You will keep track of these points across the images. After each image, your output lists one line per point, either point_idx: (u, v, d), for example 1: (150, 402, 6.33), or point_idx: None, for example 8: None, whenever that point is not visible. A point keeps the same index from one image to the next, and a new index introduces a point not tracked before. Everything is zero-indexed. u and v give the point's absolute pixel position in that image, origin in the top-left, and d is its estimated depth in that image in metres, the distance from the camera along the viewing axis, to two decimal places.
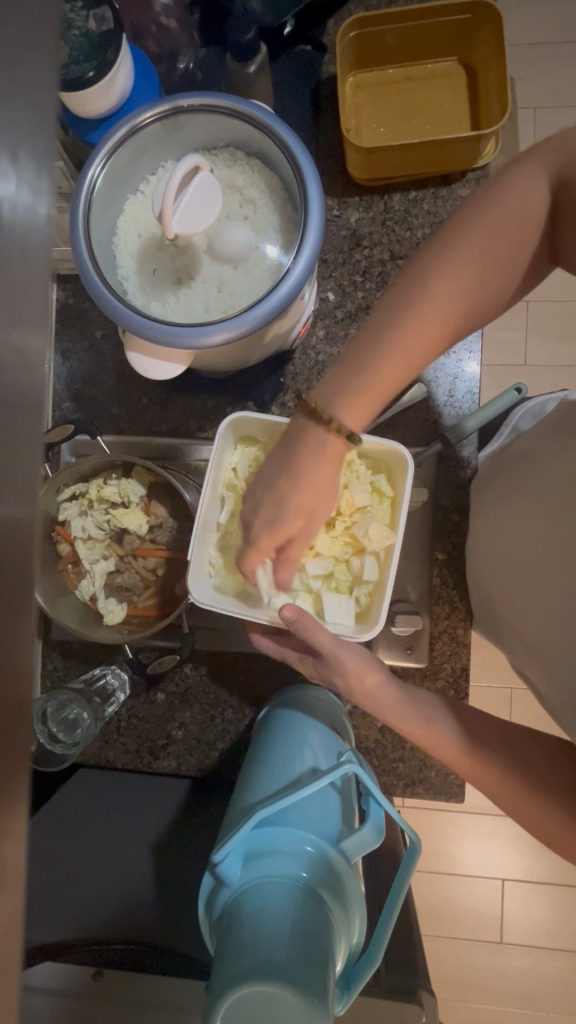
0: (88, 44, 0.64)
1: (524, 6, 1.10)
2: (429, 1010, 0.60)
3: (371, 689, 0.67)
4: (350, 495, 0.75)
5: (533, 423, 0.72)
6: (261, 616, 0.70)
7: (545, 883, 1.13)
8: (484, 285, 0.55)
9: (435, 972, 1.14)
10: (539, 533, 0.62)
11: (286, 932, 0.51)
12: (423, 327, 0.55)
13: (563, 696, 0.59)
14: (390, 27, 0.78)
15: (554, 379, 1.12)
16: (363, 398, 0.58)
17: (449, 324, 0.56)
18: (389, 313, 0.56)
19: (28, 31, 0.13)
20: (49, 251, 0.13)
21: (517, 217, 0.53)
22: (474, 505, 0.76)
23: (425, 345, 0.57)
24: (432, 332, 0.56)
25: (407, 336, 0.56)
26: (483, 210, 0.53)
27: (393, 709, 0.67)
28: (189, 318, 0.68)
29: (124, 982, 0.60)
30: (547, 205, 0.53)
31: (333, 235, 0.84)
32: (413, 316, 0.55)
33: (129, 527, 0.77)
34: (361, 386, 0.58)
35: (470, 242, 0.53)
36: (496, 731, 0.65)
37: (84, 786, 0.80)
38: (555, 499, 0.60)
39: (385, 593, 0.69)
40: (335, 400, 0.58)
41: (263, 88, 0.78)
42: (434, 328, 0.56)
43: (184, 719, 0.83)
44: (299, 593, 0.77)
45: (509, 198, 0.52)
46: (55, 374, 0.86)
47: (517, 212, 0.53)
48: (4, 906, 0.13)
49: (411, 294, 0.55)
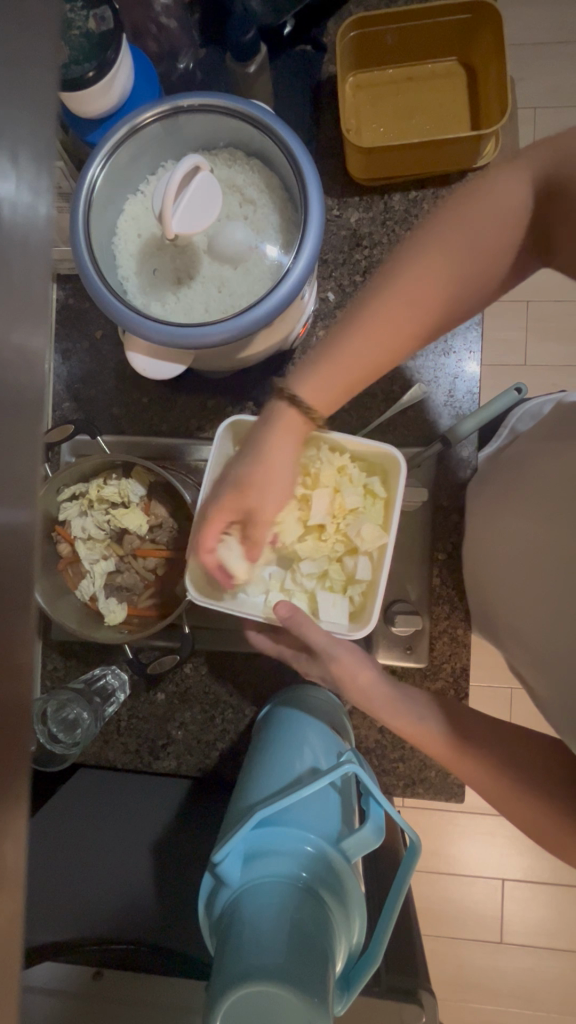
0: (88, 45, 0.63)
1: (524, 7, 1.10)
2: (429, 1010, 0.60)
3: (363, 688, 0.69)
4: (342, 496, 0.75)
5: (530, 425, 0.72)
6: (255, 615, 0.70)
7: (545, 883, 1.13)
8: (460, 277, 0.55)
9: (435, 972, 1.14)
10: (534, 533, 0.62)
11: (284, 930, 0.51)
12: (391, 318, 0.57)
13: (560, 697, 0.59)
14: (390, 27, 0.78)
15: (553, 379, 1.12)
16: (328, 380, 0.60)
17: (422, 316, 0.57)
18: (360, 303, 0.58)
19: (28, 31, 0.13)
20: (49, 251, 0.13)
21: (494, 216, 0.53)
22: (471, 506, 0.76)
23: (394, 337, 0.58)
24: (402, 325, 0.57)
25: (374, 326, 0.57)
26: (461, 208, 0.54)
27: (394, 710, 0.67)
28: (189, 318, 0.68)
29: (125, 982, 0.60)
30: (530, 203, 0.52)
31: (333, 235, 0.84)
32: (381, 308, 0.56)
33: (130, 527, 0.77)
34: (326, 370, 0.60)
35: (443, 238, 0.54)
36: (495, 730, 0.65)
37: (84, 786, 0.80)
38: (551, 499, 0.60)
39: (378, 593, 0.69)
40: (301, 380, 0.61)
41: (263, 88, 0.78)
42: (404, 320, 0.57)
43: (184, 719, 0.83)
44: (294, 593, 0.78)
45: (487, 197, 0.53)
46: (55, 374, 0.86)
47: (495, 211, 0.53)
48: (3, 907, 0.13)
49: (383, 285, 0.56)
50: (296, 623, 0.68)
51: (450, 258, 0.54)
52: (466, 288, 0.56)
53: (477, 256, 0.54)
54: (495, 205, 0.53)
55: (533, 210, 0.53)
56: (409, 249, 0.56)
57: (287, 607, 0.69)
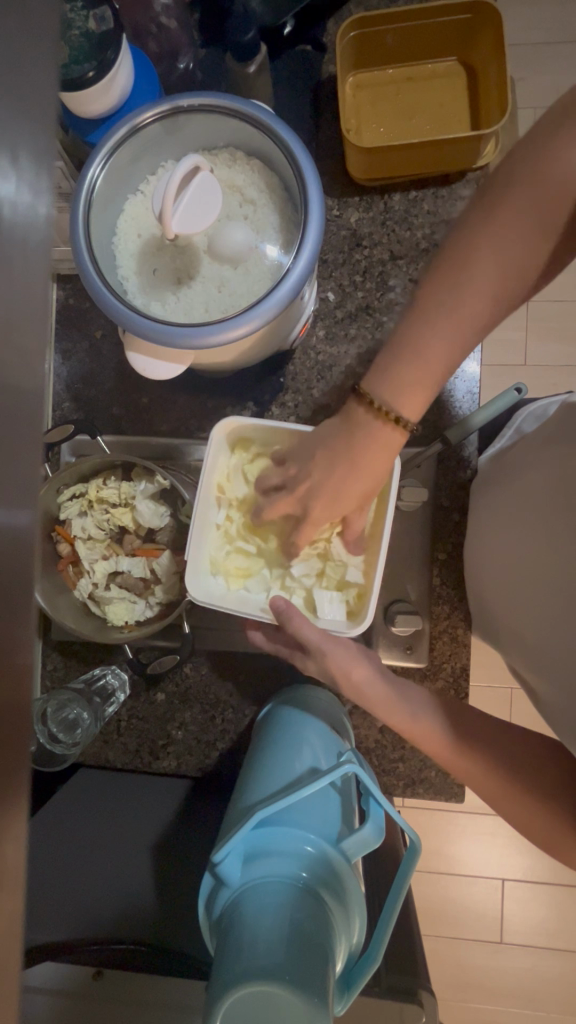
0: (88, 44, 0.63)
1: (525, 7, 1.10)
2: (429, 1010, 0.60)
3: (358, 684, 0.68)
4: None
5: (535, 426, 0.70)
6: (254, 609, 0.72)
7: (545, 883, 1.13)
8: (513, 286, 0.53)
9: (436, 973, 1.14)
10: (536, 542, 0.62)
11: (283, 931, 0.51)
12: (467, 310, 0.54)
13: (559, 698, 0.58)
14: (390, 27, 0.78)
15: (552, 379, 1.13)
16: (414, 394, 0.59)
17: (497, 304, 0.54)
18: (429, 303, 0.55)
19: (24, 40, 0.12)
20: (49, 251, 0.13)
21: (555, 199, 0.48)
22: (473, 489, 0.78)
23: (465, 338, 0.56)
24: (471, 327, 0.55)
25: (444, 338, 0.55)
26: (529, 184, 0.48)
27: (380, 707, 0.68)
28: (189, 318, 0.68)
29: (123, 981, 0.60)
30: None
31: (333, 234, 0.84)
32: (441, 325, 0.55)
33: (154, 526, 0.79)
34: (412, 377, 0.58)
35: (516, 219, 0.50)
36: (495, 737, 0.64)
37: (81, 786, 0.80)
38: (551, 504, 0.60)
39: (373, 590, 0.68)
40: (392, 398, 0.59)
41: (263, 87, 0.78)
42: (477, 307, 0.54)
43: (184, 719, 0.83)
44: (293, 590, 0.78)
45: (553, 171, 0.47)
46: (55, 374, 0.86)
47: (561, 189, 0.47)
48: (3, 908, 0.13)
49: (458, 286, 0.53)
50: (289, 615, 0.69)
51: (527, 241, 0.51)
52: (536, 259, 0.52)
53: (549, 229, 0.50)
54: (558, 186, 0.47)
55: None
56: (469, 231, 0.52)
57: (284, 603, 0.70)
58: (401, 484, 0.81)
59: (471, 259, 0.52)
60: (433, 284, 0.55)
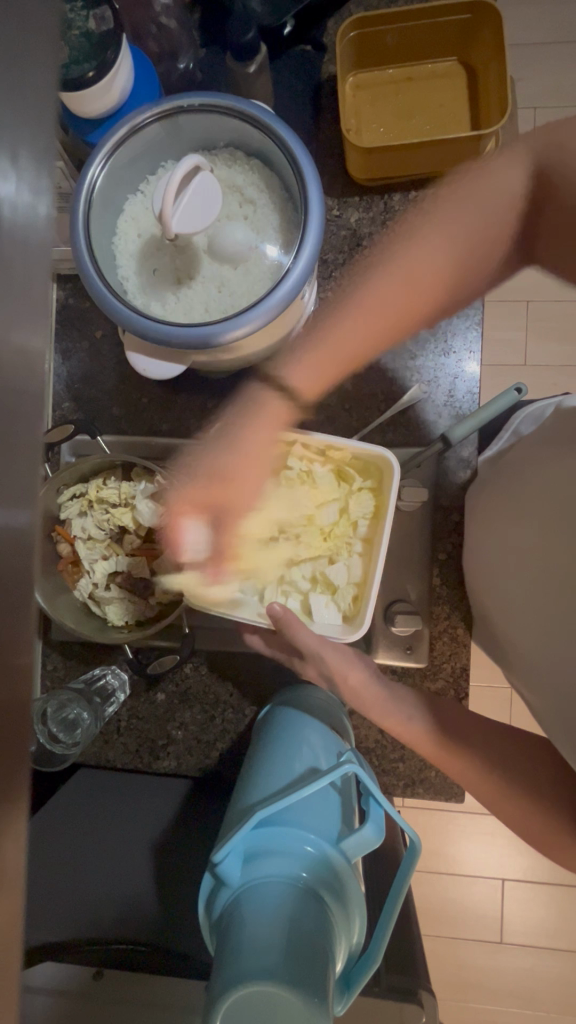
0: (88, 45, 0.63)
1: (525, 7, 1.10)
2: (429, 1010, 0.60)
3: (354, 687, 0.69)
4: (321, 498, 0.76)
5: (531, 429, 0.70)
6: (252, 616, 0.71)
7: (545, 883, 1.13)
8: (422, 296, 0.65)
9: (435, 972, 1.14)
10: (532, 544, 0.62)
11: (281, 928, 0.51)
12: (376, 296, 0.66)
13: (556, 701, 0.58)
14: (390, 27, 0.78)
15: (552, 378, 1.13)
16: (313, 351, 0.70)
17: (408, 301, 0.66)
18: (351, 290, 0.68)
19: (21, 38, 0.12)
20: (49, 251, 0.13)
21: (471, 222, 0.61)
22: (470, 495, 0.78)
23: (372, 330, 0.68)
24: (378, 316, 0.67)
25: (352, 319, 0.67)
26: (448, 203, 0.63)
27: (374, 708, 0.69)
28: (189, 318, 0.68)
29: (123, 982, 0.61)
30: (513, 195, 0.59)
31: (333, 234, 0.84)
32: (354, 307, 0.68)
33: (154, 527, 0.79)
34: (319, 345, 0.70)
35: (444, 229, 0.62)
36: (497, 743, 0.64)
37: (83, 786, 0.80)
38: (552, 508, 0.60)
39: (371, 596, 0.68)
40: (291, 361, 0.72)
41: (263, 88, 0.78)
42: (385, 298, 0.66)
43: (184, 719, 0.83)
44: (289, 593, 0.77)
45: (468, 202, 0.61)
46: (55, 375, 0.86)
47: (480, 216, 0.60)
48: (4, 904, 0.13)
49: (374, 280, 0.66)
50: (288, 623, 0.69)
51: (441, 249, 0.63)
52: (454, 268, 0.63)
53: (460, 250, 0.62)
54: (479, 209, 0.60)
55: (507, 220, 0.61)
56: (399, 244, 0.66)
57: (282, 607, 0.69)
58: (401, 484, 0.81)
59: (390, 262, 0.66)
60: (358, 278, 0.69)
